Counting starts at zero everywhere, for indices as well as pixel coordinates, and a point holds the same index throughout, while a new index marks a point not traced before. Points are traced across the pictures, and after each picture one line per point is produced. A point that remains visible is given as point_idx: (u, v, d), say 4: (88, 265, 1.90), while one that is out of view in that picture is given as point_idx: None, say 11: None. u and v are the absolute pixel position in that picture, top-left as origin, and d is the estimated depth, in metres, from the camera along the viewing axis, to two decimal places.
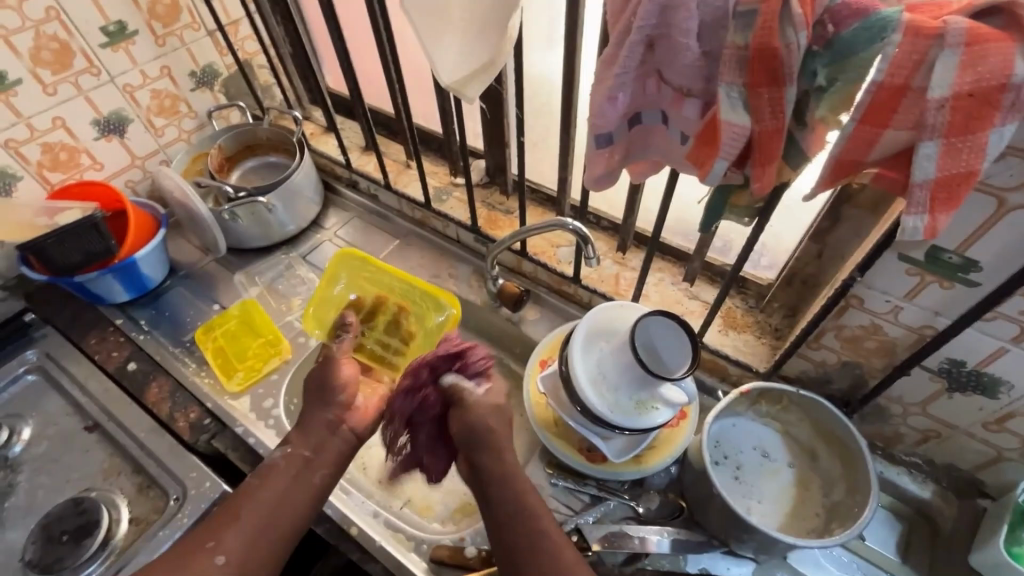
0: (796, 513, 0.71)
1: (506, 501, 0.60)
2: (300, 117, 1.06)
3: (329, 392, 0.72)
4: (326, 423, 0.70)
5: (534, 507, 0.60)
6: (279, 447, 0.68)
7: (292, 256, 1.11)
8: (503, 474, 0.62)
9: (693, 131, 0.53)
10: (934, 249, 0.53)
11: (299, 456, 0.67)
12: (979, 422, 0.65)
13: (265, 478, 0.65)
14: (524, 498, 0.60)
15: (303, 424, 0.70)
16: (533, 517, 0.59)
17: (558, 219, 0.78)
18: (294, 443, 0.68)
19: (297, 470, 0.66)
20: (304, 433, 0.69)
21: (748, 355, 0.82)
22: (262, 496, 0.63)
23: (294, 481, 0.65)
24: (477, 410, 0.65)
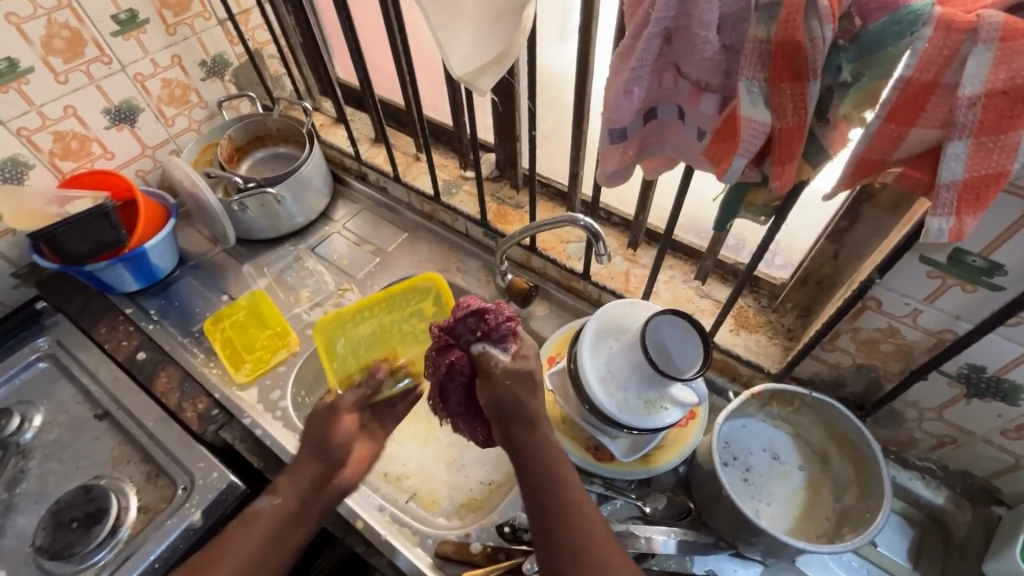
0: (806, 516, 0.71)
1: (537, 470, 0.60)
2: (310, 108, 1.05)
3: (330, 450, 0.72)
4: (314, 477, 0.70)
5: (567, 477, 0.60)
6: (267, 495, 0.68)
7: (300, 248, 1.11)
8: (537, 442, 0.61)
9: (711, 128, 0.52)
10: (958, 251, 0.51)
11: (284, 509, 0.67)
12: (998, 429, 0.63)
13: (247, 527, 0.65)
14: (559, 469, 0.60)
15: (295, 473, 0.69)
16: (567, 488, 0.59)
17: (569, 215, 0.77)
18: (281, 495, 0.67)
19: (277, 532, 0.65)
20: (295, 480, 0.69)
21: (760, 355, 0.81)
22: (246, 544, 0.64)
23: (274, 539, 0.65)
24: (503, 384, 0.62)
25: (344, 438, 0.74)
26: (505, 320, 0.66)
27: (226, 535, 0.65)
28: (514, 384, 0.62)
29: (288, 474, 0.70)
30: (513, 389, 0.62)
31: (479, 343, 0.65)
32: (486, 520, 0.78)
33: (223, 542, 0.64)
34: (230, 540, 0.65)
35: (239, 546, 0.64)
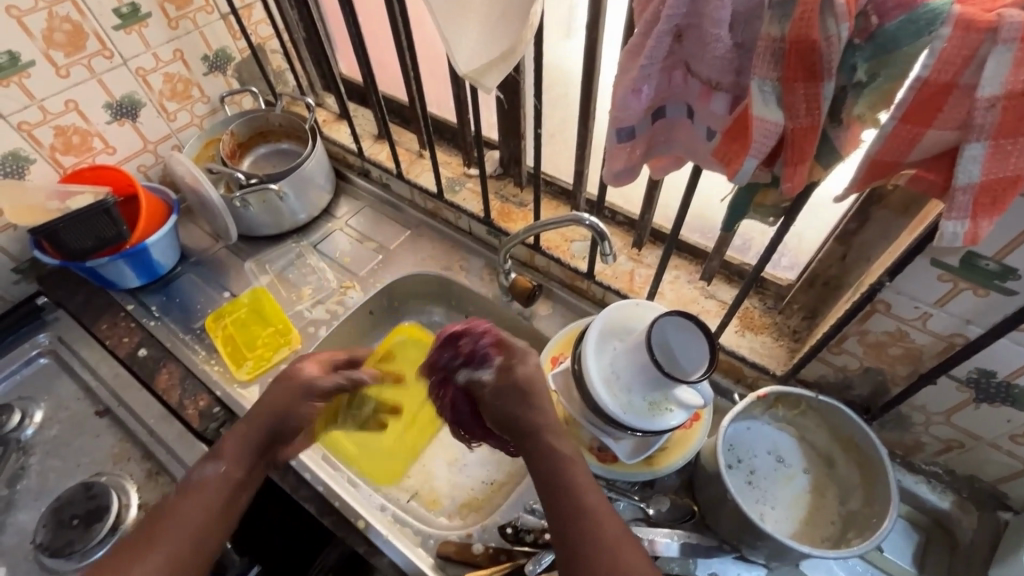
0: (811, 520, 0.70)
1: (550, 477, 0.60)
2: (312, 104, 1.05)
3: (283, 421, 0.71)
4: (258, 445, 0.69)
5: (578, 481, 0.60)
6: (211, 462, 0.65)
7: (302, 245, 1.10)
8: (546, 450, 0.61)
9: (721, 127, 0.51)
10: (971, 255, 0.51)
11: (233, 477, 0.65)
12: (1006, 435, 0.63)
13: (194, 492, 0.63)
14: (574, 473, 0.60)
15: (241, 437, 0.68)
16: (577, 493, 0.59)
17: (574, 214, 0.76)
18: (229, 463, 0.66)
19: (223, 501, 0.64)
20: (242, 444, 0.67)
21: (765, 357, 0.80)
22: (191, 510, 0.62)
23: (218, 501, 0.63)
24: (494, 403, 0.66)
25: (305, 414, 0.72)
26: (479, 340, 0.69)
27: (167, 503, 0.63)
28: (504, 402, 0.64)
29: (237, 435, 0.68)
30: (504, 407, 0.64)
31: (463, 370, 0.69)
32: (488, 520, 0.78)
33: (164, 511, 0.62)
34: (175, 507, 0.62)
35: (186, 511, 0.62)
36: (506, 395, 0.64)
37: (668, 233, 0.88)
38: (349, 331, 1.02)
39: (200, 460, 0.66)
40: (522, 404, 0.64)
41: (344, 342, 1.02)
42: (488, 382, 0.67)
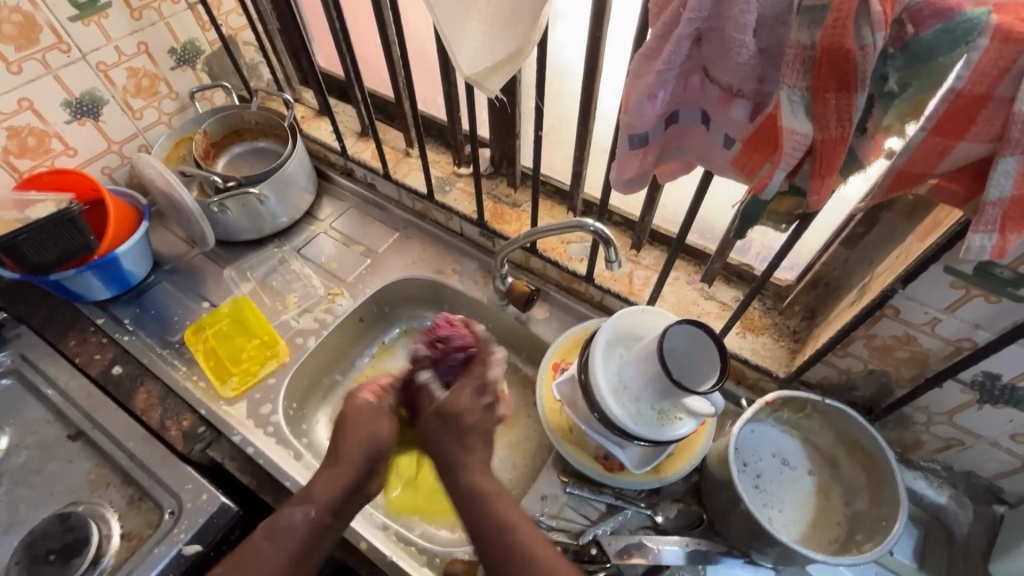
0: (817, 523, 0.70)
1: (481, 519, 0.61)
2: (291, 100, 0.99)
3: (372, 453, 0.67)
4: (352, 484, 0.65)
5: (510, 521, 0.61)
6: (301, 505, 0.63)
7: (285, 249, 1.05)
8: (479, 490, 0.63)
9: (740, 135, 0.49)
10: (985, 264, 0.51)
11: (319, 524, 0.62)
12: (1006, 434, 0.64)
13: (278, 542, 0.60)
14: (505, 509, 0.61)
15: (330, 481, 0.64)
16: (510, 531, 0.60)
17: (578, 220, 0.73)
18: (318, 508, 0.63)
19: (314, 538, 0.62)
20: (331, 490, 0.64)
21: (767, 358, 0.80)
22: (286, 553, 0.60)
23: (298, 552, 0.61)
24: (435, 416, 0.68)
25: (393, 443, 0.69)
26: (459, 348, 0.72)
27: (249, 545, 0.61)
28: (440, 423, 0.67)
29: (322, 479, 0.64)
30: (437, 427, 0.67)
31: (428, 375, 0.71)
32: None
33: (249, 554, 0.59)
34: (254, 548, 0.60)
35: (271, 561, 0.59)
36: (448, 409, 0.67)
37: (666, 234, 0.87)
38: (340, 340, 0.98)
39: (285, 503, 0.63)
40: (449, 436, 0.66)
41: (334, 351, 0.98)
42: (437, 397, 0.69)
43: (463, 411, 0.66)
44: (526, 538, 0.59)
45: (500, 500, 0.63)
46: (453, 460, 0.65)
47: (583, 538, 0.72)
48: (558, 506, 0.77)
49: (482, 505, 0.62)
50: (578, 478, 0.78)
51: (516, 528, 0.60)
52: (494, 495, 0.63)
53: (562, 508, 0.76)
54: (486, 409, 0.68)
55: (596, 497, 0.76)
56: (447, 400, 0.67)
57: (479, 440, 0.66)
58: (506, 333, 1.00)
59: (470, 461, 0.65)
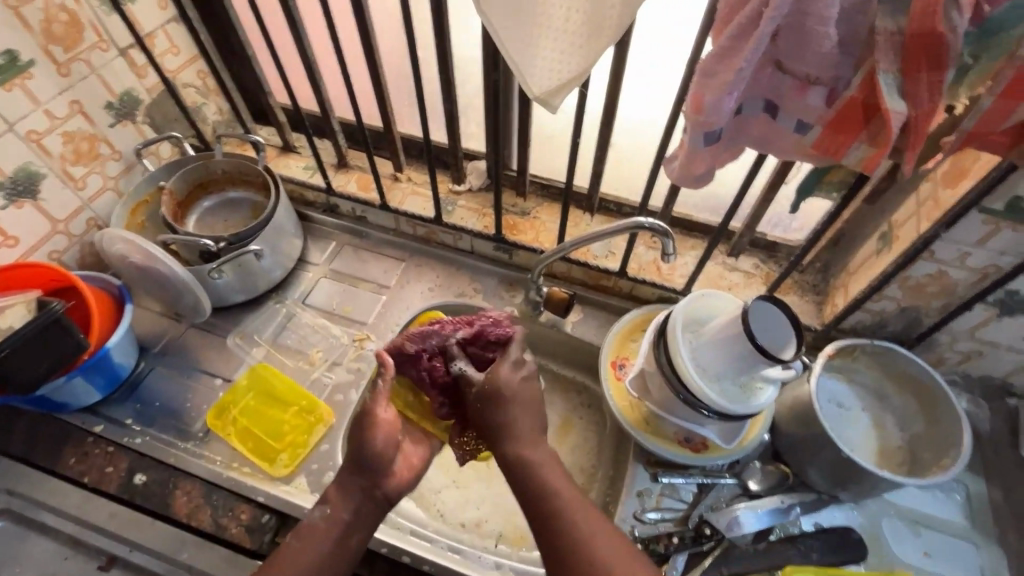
0: (882, 452, 0.78)
1: (529, 490, 0.60)
2: (264, 142, 0.91)
3: (367, 462, 0.65)
4: (360, 484, 0.65)
5: (557, 486, 0.59)
6: (319, 506, 0.65)
7: (287, 303, 0.97)
8: (524, 461, 0.61)
9: (817, 120, 0.52)
10: (1014, 199, 0.59)
11: (338, 520, 0.63)
12: (1020, 338, 0.74)
13: (303, 540, 0.62)
14: (549, 483, 0.60)
15: (339, 483, 0.66)
16: (556, 499, 0.58)
17: (629, 221, 0.74)
18: (333, 506, 0.64)
19: (337, 533, 0.63)
20: (342, 489, 0.65)
21: (800, 315, 0.87)
22: (311, 552, 0.61)
23: (322, 539, 0.62)
24: (475, 399, 0.66)
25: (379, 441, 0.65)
26: (494, 326, 0.73)
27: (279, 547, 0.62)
28: (480, 408, 0.66)
29: (337, 484, 0.66)
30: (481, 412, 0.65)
31: (456, 361, 0.71)
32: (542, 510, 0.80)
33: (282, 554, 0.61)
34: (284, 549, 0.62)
35: (296, 556, 0.60)
36: (489, 402, 0.65)
37: (682, 217, 0.91)
38: None
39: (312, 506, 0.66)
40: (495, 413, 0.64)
41: None
42: (477, 380, 0.68)
43: (501, 384, 0.65)
44: (573, 506, 0.58)
45: (547, 471, 0.61)
46: (497, 426, 0.64)
47: (692, 522, 0.75)
48: (654, 497, 0.79)
49: (524, 471, 0.61)
50: (663, 465, 0.81)
51: (561, 493, 0.59)
52: (544, 464, 0.61)
53: (659, 498, 0.78)
54: (528, 384, 0.67)
55: (687, 480, 0.78)
56: (487, 381, 0.66)
57: (525, 413, 0.65)
58: (538, 342, 0.99)
59: (518, 434, 0.63)
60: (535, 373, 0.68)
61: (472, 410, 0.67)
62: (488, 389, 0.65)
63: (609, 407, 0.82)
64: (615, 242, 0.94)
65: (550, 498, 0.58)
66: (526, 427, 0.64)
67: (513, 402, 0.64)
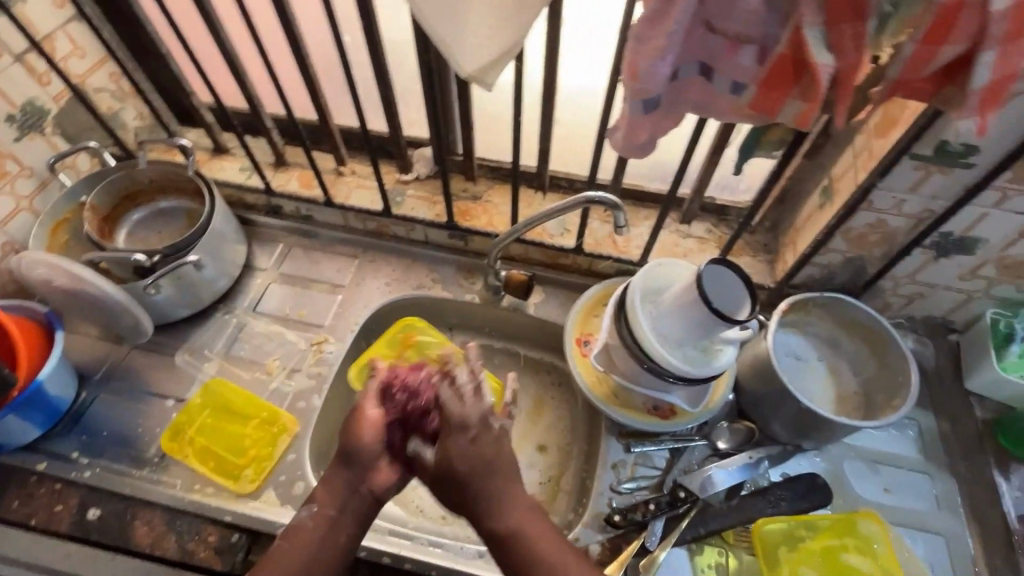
0: (840, 398, 0.81)
1: (513, 558, 0.59)
2: (192, 144, 0.85)
3: (355, 457, 0.63)
4: (345, 482, 0.63)
5: (541, 550, 0.58)
6: (306, 505, 0.63)
7: (237, 313, 0.92)
8: (501, 531, 0.59)
9: (751, 79, 0.52)
10: (942, 143, 0.61)
11: (324, 517, 0.61)
12: (956, 276, 0.77)
13: (291, 541, 0.60)
14: (534, 544, 0.59)
15: (327, 480, 0.63)
16: (542, 562, 0.58)
17: (579, 196, 0.73)
18: (319, 502, 0.62)
19: (324, 530, 0.60)
20: (328, 489, 0.62)
21: (754, 275, 0.88)
22: (300, 554, 0.59)
23: (306, 541, 0.60)
24: (437, 474, 0.62)
25: (367, 441, 0.63)
26: (413, 398, 0.67)
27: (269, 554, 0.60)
28: (445, 485, 0.62)
29: (323, 481, 0.63)
30: (446, 490, 0.61)
31: (410, 439, 0.66)
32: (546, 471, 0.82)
33: (274, 555, 0.59)
34: (274, 554, 0.60)
35: (284, 561, 0.58)
36: (449, 480, 0.61)
37: (632, 188, 0.91)
38: (340, 389, 0.89)
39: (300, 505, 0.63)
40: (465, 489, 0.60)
41: (338, 403, 0.89)
42: (431, 456, 0.63)
43: (457, 459, 0.60)
44: (558, 562, 0.58)
45: (528, 533, 0.59)
46: (473, 502, 0.60)
47: (668, 486, 0.76)
48: (628, 468, 0.80)
49: (506, 542, 0.59)
50: (635, 435, 0.82)
51: (545, 556, 0.58)
52: (523, 529, 0.59)
53: (634, 468, 0.79)
54: (485, 444, 0.61)
55: (659, 447, 0.80)
56: (442, 455, 0.61)
57: (499, 478, 0.61)
58: (503, 327, 0.98)
59: (493, 505, 0.60)
60: (490, 425, 0.63)
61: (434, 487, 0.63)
62: (444, 465, 0.61)
63: (578, 384, 0.82)
64: (569, 220, 0.94)
65: (536, 565, 0.57)
66: (506, 492, 0.61)
67: (477, 475, 0.60)
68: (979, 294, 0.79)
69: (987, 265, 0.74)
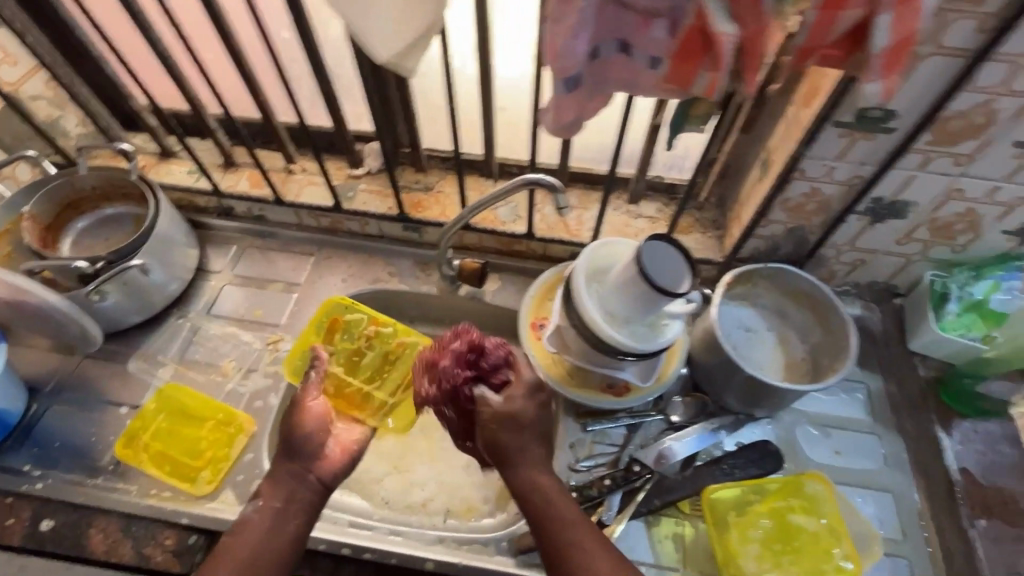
0: (789, 366, 0.83)
1: (540, 510, 0.63)
2: (133, 148, 0.84)
3: (299, 447, 0.68)
4: (293, 472, 0.67)
5: (565, 508, 0.63)
6: (252, 500, 0.65)
7: (191, 316, 0.91)
8: (530, 484, 0.65)
9: (666, 53, 0.53)
10: (862, 110, 0.62)
11: (271, 509, 0.64)
12: (894, 240, 0.79)
13: (239, 535, 0.62)
14: (559, 505, 0.64)
15: (271, 475, 0.67)
16: (564, 518, 0.63)
17: (519, 179, 0.74)
18: (265, 496, 0.65)
19: (272, 520, 0.63)
20: (274, 482, 0.66)
21: (703, 251, 0.90)
22: (248, 543, 0.61)
23: (252, 532, 0.62)
24: (490, 419, 0.68)
25: (312, 431, 0.69)
26: (491, 351, 0.72)
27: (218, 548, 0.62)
28: (500, 428, 0.67)
29: (268, 477, 0.67)
30: (499, 433, 0.67)
31: (477, 386, 0.70)
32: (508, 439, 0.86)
33: (222, 552, 0.61)
34: (222, 550, 0.61)
35: (237, 549, 0.61)
36: (507, 422, 0.67)
37: (581, 171, 0.91)
38: None
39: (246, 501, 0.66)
40: (512, 434, 0.67)
41: None
42: (493, 405, 0.68)
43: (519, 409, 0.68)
44: (579, 524, 0.63)
45: (556, 493, 0.65)
46: (512, 453, 0.66)
47: (624, 462, 0.77)
48: (586, 446, 0.81)
49: (535, 495, 0.64)
50: (592, 415, 0.83)
51: (568, 515, 0.63)
52: (551, 488, 0.65)
53: (591, 446, 0.81)
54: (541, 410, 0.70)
55: (615, 424, 0.81)
56: (508, 402, 0.68)
57: (537, 441, 0.68)
58: (462, 317, 0.99)
59: (529, 461, 0.66)
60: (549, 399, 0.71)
61: (484, 435, 0.68)
62: (507, 413, 0.68)
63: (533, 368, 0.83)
64: (521, 206, 0.94)
65: (558, 523, 0.62)
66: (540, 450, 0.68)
67: (525, 431, 0.68)
68: (917, 256, 0.81)
69: (921, 227, 0.76)
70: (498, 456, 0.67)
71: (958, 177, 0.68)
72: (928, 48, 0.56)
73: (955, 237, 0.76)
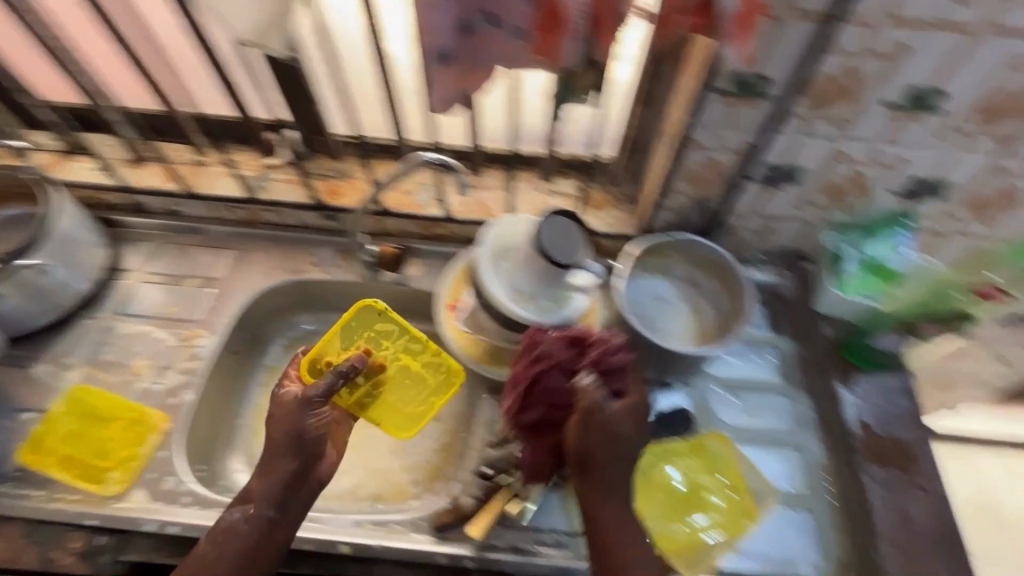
0: (701, 332, 0.85)
1: (604, 527, 0.65)
2: (24, 145, 0.81)
3: (302, 447, 0.68)
4: (288, 477, 0.67)
5: (633, 536, 0.64)
6: (240, 505, 0.66)
7: (103, 316, 0.89)
8: (603, 504, 0.65)
9: (529, 23, 0.53)
10: (737, 76, 0.64)
11: (261, 518, 0.65)
12: (793, 206, 0.81)
13: (223, 543, 0.63)
14: (625, 529, 0.65)
15: (263, 475, 0.67)
16: (628, 541, 0.64)
17: (416, 157, 0.75)
18: (255, 504, 0.65)
19: (260, 531, 0.64)
20: (264, 482, 0.66)
21: (619, 225, 0.91)
22: (235, 551, 0.63)
23: (235, 540, 0.63)
24: (597, 418, 0.66)
25: (312, 427, 0.69)
26: (612, 350, 0.69)
27: (199, 553, 0.63)
28: (599, 436, 0.66)
29: (257, 479, 0.67)
30: (599, 439, 0.65)
31: (587, 374, 0.68)
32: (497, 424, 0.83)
33: (203, 562, 0.62)
34: (205, 557, 0.63)
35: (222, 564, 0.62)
36: (609, 428, 0.66)
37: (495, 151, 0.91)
38: (219, 382, 0.88)
39: (232, 501, 0.67)
40: (604, 444, 0.66)
41: (218, 396, 0.88)
42: (602, 408, 0.66)
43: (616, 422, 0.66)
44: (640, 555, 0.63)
45: (626, 517, 0.65)
46: (598, 462, 0.66)
47: None
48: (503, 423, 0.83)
49: (602, 515, 0.65)
50: None
51: (631, 541, 0.64)
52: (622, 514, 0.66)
53: None
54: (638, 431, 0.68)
55: None
56: (613, 411, 0.67)
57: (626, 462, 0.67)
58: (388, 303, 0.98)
59: (612, 477, 0.66)
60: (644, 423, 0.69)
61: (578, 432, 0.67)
62: (607, 424, 0.66)
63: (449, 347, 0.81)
64: (439, 189, 0.94)
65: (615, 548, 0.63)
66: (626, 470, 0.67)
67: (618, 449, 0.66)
68: (817, 221, 0.83)
69: (814, 192, 0.78)
70: (586, 454, 0.66)
71: (840, 140, 0.70)
72: (786, 12, 0.57)
73: (847, 199, 0.79)
